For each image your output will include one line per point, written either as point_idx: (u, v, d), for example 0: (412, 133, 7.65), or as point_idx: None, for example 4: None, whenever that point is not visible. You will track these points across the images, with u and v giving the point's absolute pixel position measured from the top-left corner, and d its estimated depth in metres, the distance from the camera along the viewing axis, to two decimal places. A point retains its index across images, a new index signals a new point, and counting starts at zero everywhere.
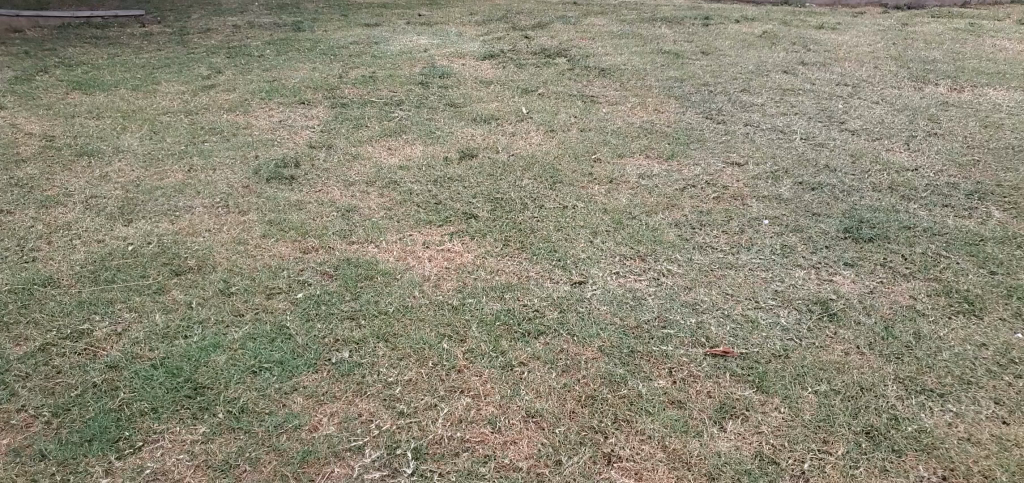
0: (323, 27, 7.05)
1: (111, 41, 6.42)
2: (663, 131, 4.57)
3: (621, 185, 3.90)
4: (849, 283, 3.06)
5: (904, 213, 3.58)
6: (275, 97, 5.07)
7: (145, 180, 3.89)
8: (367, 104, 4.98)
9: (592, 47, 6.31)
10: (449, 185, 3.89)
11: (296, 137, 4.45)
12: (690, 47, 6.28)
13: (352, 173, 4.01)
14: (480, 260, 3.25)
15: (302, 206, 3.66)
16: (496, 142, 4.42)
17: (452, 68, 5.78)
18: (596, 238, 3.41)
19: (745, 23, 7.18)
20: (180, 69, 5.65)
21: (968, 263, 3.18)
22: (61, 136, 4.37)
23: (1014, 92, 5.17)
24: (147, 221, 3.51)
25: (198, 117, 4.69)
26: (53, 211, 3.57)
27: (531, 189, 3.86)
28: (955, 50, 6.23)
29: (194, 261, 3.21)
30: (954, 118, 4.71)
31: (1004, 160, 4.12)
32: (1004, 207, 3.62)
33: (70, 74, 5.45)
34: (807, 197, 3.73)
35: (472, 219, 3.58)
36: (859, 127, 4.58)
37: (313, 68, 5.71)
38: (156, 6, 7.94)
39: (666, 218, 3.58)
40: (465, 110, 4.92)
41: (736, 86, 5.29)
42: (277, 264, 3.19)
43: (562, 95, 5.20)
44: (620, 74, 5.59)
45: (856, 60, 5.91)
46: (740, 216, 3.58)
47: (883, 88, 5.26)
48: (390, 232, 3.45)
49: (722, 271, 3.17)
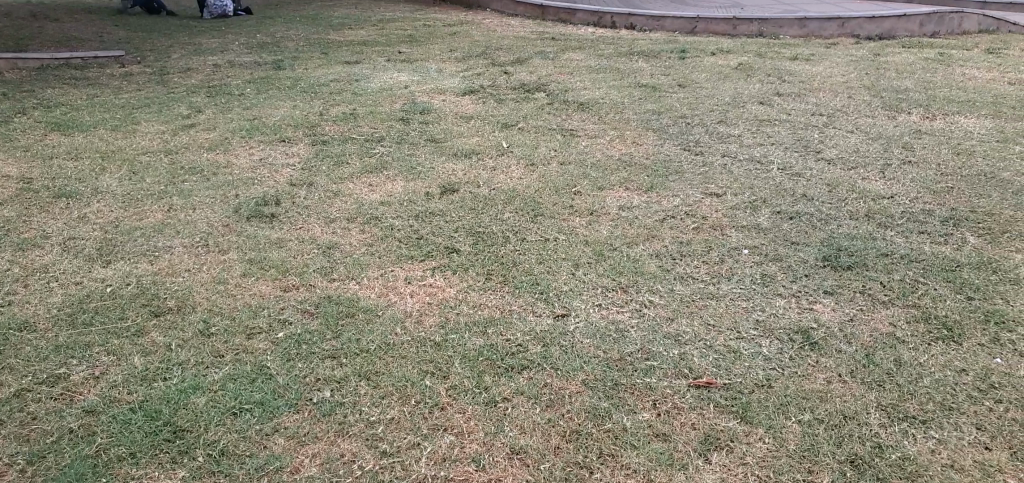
0: (304, 65, 7.11)
1: (91, 81, 6.43)
2: (642, 162, 4.62)
3: (602, 217, 3.93)
4: (829, 312, 3.08)
5: (881, 240, 3.62)
6: (255, 135, 5.08)
7: (124, 221, 3.87)
8: (348, 140, 5.01)
9: (570, 82, 6.41)
10: (431, 221, 3.90)
11: (276, 175, 4.45)
12: (666, 80, 6.38)
13: (333, 209, 4.01)
14: (462, 295, 3.24)
15: (282, 244, 3.64)
16: (477, 176, 4.45)
17: (432, 103, 5.84)
18: (578, 271, 3.41)
19: (720, 55, 7.34)
20: (160, 109, 5.66)
21: (946, 289, 3.22)
22: (39, 178, 4.35)
23: (984, 119, 5.29)
24: (126, 262, 3.47)
25: (178, 157, 4.69)
26: (29, 254, 3.53)
27: (512, 223, 3.87)
28: (926, 79, 6.38)
29: (173, 302, 3.17)
30: (927, 145, 4.80)
31: (977, 186, 4.19)
32: (978, 233, 3.68)
33: (49, 116, 5.44)
34: (785, 226, 3.78)
35: (453, 254, 3.57)
36: (835, 156, 4.66)
37: (293, 105, 5.74)
38: (137, 47, 7.98)
39: (647, 249, 3.60)
40: (446, 145, 4.96)
41: (713, 118, 5.37)
42: (258, 303, 3.17)
43: (542, 128, 5.26)
44: (598, 107, 5.67)
45: (830, 90, 6.04)
46: (721, 246, 3.61)
47: (857, 118, 5.36)
48: (372, 268, 3.44)
49: (704, 302, 3.18)
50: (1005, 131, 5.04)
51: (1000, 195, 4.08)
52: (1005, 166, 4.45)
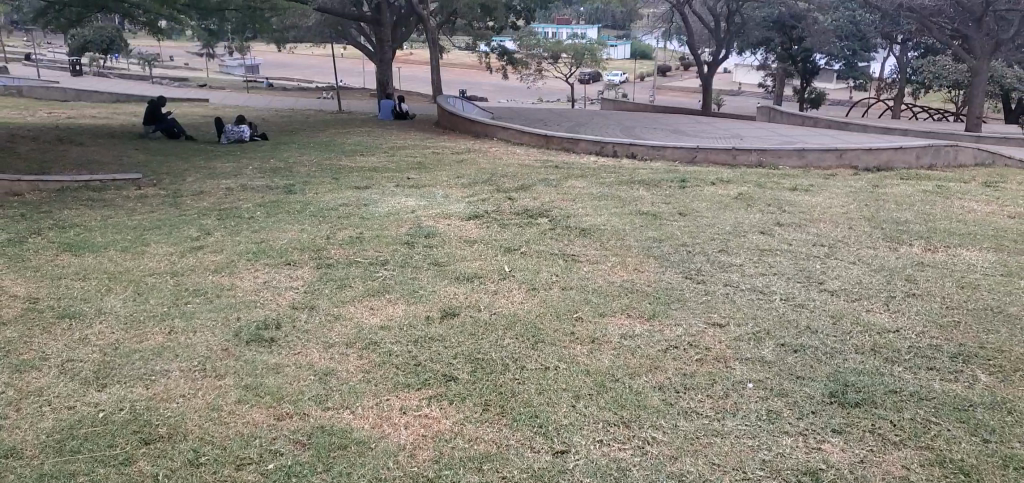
0: (314, 189, 7.34)
1: (106, 202, 6.65)
2: (644, 290, 4.63)
3: (603, 345, 3.89)
4: (839, 452, 2.97)
5: (889, 376, 3.55)
6: (261, 258, 5.16)
7: (124, 343, 3.86)
8: (353, 264, 5.08)
9: (573, 208, 6.56)
10: (431, 347, 3.87)
11: (279, 298, 4.48)
12: (667, 208, 6.53)
13: (333, 334, 4.00)
14: (459, 427, 3.16)
15: (279, 370, 3.61)
16: (479, 301, 4.46)
17: (437, 228, 5.96)
18: (578, 403, 3.34)
19: (720, 185, 7.54)
20: (170, 230, 5.80)
21: (959, 429, 3.11)
22: (44, 298, 4.39)
23: (986, 252, 5.33)
24: (122, 386, 3.43)
25: (184, 278, 4.75)
26: (24, 376, 3.50)
27: (513, 350, 3.83)
28: (925, 211, 6.50)
29: (164, 429, 3.10)
30: (930, 278, 4.81)
31: (984, 321, 4.16)
32: (989, 370, 3.60)
33: (62, 236, 5.58)
34: (790, 359, 3.72)
35: (452, 382, 3.52)
36: (838, 287, 4.66)
37: (301, 228, 5.87)
38: (154, 169, 8.31)
39: (650, 380, 3.53)
40: (449, 269, 5.01)
41: (714, 247, 5.44)
42: (250, 432, 3.09)
43: (545, 254, 5.33)
44: (600, 234, 5.77)
45: (829, 221, 6.14)
46: (724, 379, 3.54)
47: (859, 249, 5.41)
48: (368, 396, 3.38)
49: (709, 438, 3.07)
50: (1008, 264, 5.06)
51: (1008, 330, 4.03)
52: (1011, 300, 4.43)
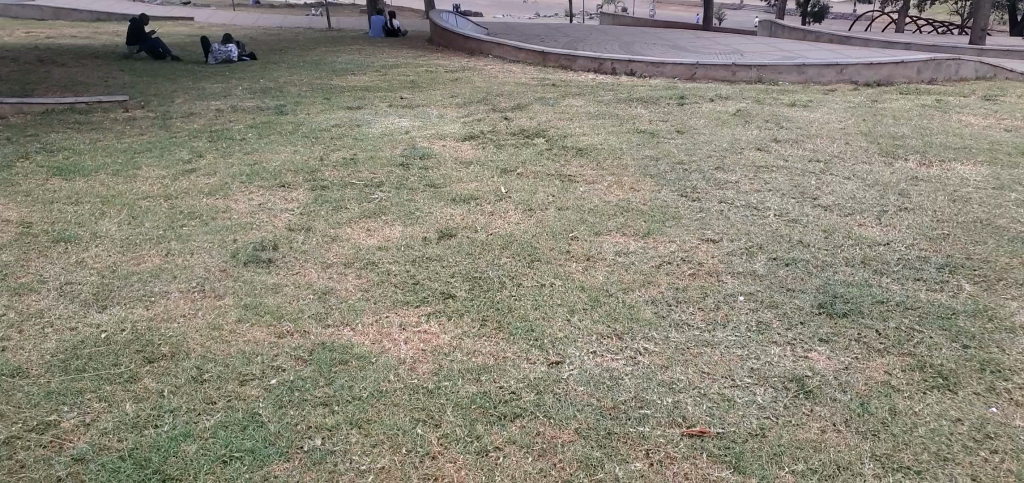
0: (305, 110, 7.23)
1: (94, 126, 6.56)
2: (639, 208, 4.66)
3: (598, 262, 3.95)
4: (824, 360, 3.07)
5: (876, 287, 3.62)
6: (255, 180, 5.14)
7: (121, 266, 3.90)
8: (348, 186, 5.07)
9: (568, 127, 6.50)
10: (427, 266, 3.92)
11: (275, 220, 4.50)
12: (664, 126, 6.47)
13: (331, 254, 4.04)
14: (456, 341, 3.24)
15: (278, 290, 3.66)
16: (475, 221, 4.49)
17: (432, 149, 5.92)
18: (573, 317, 3.41)
19: (718, 102, 7.44)
20: (162, 153, 5.75)
21: (941, 337, 3.19)
22: (38, 223, 4.40)
23: (981, 166, 5.33)
24: (123, 307, 3.49)
25: (178, 202, 4.75)
26: (25, 299, 3.55)
27: (508, 268, 3.89)
28: (923, 125, 6.45)
29: (167, 347, 3.18)
30: (923, 192, 4.83)
31: (974, 233, 4.20)
32: (974, 280, 3.67)
33: (52, 161, 5.53)
34: (781, 273, 3.78)
35: (449, 299, 3.58)
36: (831, 203, 4.68)
37: (294, 151, 5.83)
38: (141, 92, 8.14)
39: (643, 295, 3.60)
40: (444, 189, 5.01)
41: (710, 164, 5.42)
42: (252, 349, 3.16)
43: (540, 174, 5.32)
44: (596, 153, 5.74)
45: (827, 137, 6.10)
46: (716, 292, 3.61)
47: (855, 164, 5.41)
48: (367, 314, 3.45)
49: (699, 349, 3.16)
50: (1002, 178, 5.07)
51: (996, 241, 4.09)
52: (1002, 213, 4.46)
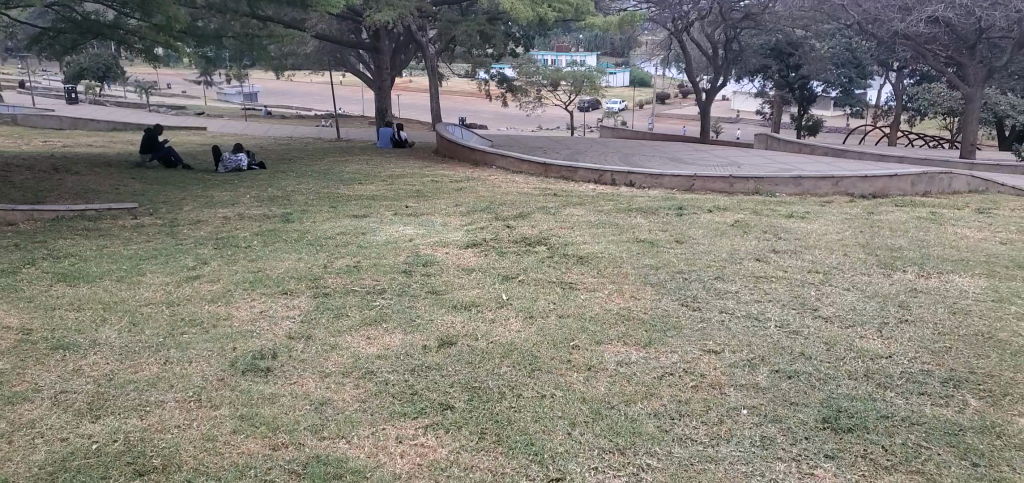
0: (312, 217, 7.41)
1: (104, 232, 6.70)
2: (639, 317, 4.67)
3: (599, 373, 3.92)
4: (831, 478, 2.98)
5: (881, 401, 3.57)
6: (258, 287, 5.19)
7: (119, 374, 3.88)
8: (350, 293, 5.10)
9: (571, 236, 6.62)
10: (426, 375, 3.89)
11: (276, 328, 4.51)
12: (664, 236, 6.58)
13: (330, 363, 4.03)
14: (453, 456, 3.17)
15: (275, 400, 3.62)
16: (475, 330, 4.48)
17: (435, 256, 6.00)
18: (573, 430, 3.35)
19: (717, 212, 7.61)
20: (168, 260, 5.84)
21: (949, 454, 3.12)
22: (39, 329, 4.42)
23: (979, 278, 5.37)
24: (116, 417, 3.45)
25: (181, 308, 4.78)
26: (17, 408, 3.51)
27: (508, 378, 3.86)
28: (920, 237, 6.55)
29: (158, 460, 3.11)
30: (923, 304, 4.85)
31: (976, 346, 4.18)
32: (980, 394, 3.63)
33: (59, 267, 5.61)
34: (784, 386, 3.75)
35: (448, 410, 3.53)
36: (832, 314, 4.69)
37: (299, 258, 5.91)
38: (152, 199, 8.36)
39: (645, 408, 3.55)
40: (446, 297, 5.05)
41: (710, 274, 5.48)
42: (245, 462, 3.09)
43: (542, 282, 5.37)
44: (597, 262, 5.81)
45: (825, 248, 6.18)
46: (718, 406, 3.56)
47: (854, 275, 5.46)
48: (364, 425, 3.39)
49: (702, 465, 3.08)
50: (1000, 290, 5.10)
51: (999, 355, 4.06)
52: (1002, 326, 4.46)
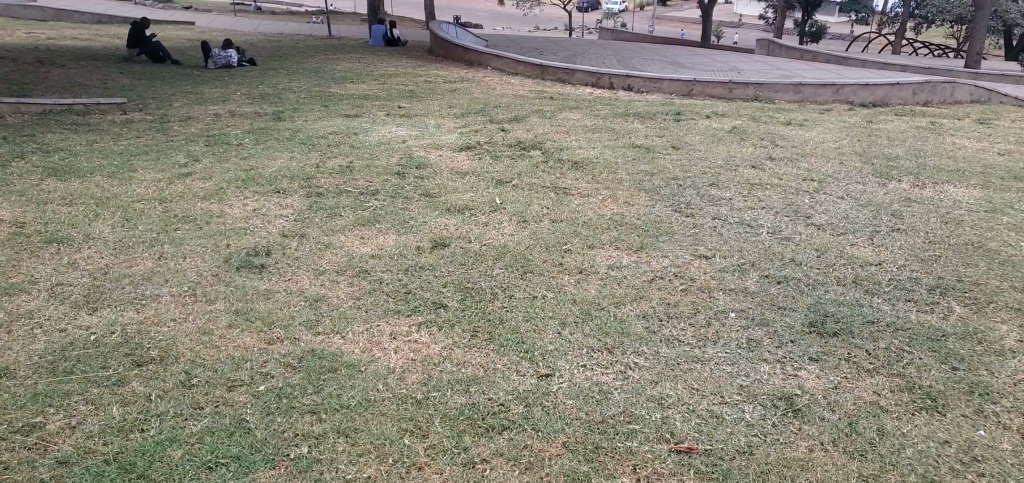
0: (303, 117, 7.25)
1: (91, 128, 6.55)
2: (633, 222, 4.67)
3: (591, 275, 3.95)
4: (813, 379, 3.07)
5: (867, 307, 3.63)
6: (250, 186, 5.14)
7: (113, 268, 3.89)
8: (342, 194, 5.06)
9: (566, 140, 6.52)
10: (420, 275, 3.92)
11: (269, 226, 4.50)
12: (660, 142, 6.49)
13: (324, 262, 4.04)
14: (446, 352, 3.23)
15: (270, 296, 3.65)
16: (469, 232, 4.49)
17: (428, 158, 5.93)
18: (564, 330, 3.41)
19: (715, 119, 7.49)
20: (158, 157, 5.74)
21: (931, 359, 3.20)
22: (31, 223, 4.39)
23: (974, 189, 5.36)
24: (113, 310, 3.48)
25: (173, 205, 4.74)
26: (14, 299, 3.53)
27: (501, 279, 3.89)
28: (918, 147, 6.48)
29: (156, 351, 3.16)
30: (916, 213, 4.86)
31: (965, 255, 4.22)
32: (965, 302, 3.69)
33: (47, 161, 5.52)
34: (773, 291, 3.79)
35: (441, 309, 3.58)
36: (824, 222, 4.71)
37: (290, 157, 5.83)
38: (138, 94, 8.14)
39: (635, 309, 3.60)
40: (439, 199, 5.02)
41: (705, 181, 5.45)
42: (241, 355, 3.15)
43: (536, 186, 5.33)
44: (592, 167, 5.76)
45: (822, 156, 6.13)
46: (707, 309, 3.62)
47: (849, 184, 5.43)
48: (358, 322, 3.44)
49: (689, 365, 3.16)
50: (994, 201, 5.10)
51: (987, 264, 4.11)
52: (993, 236, 4.49)
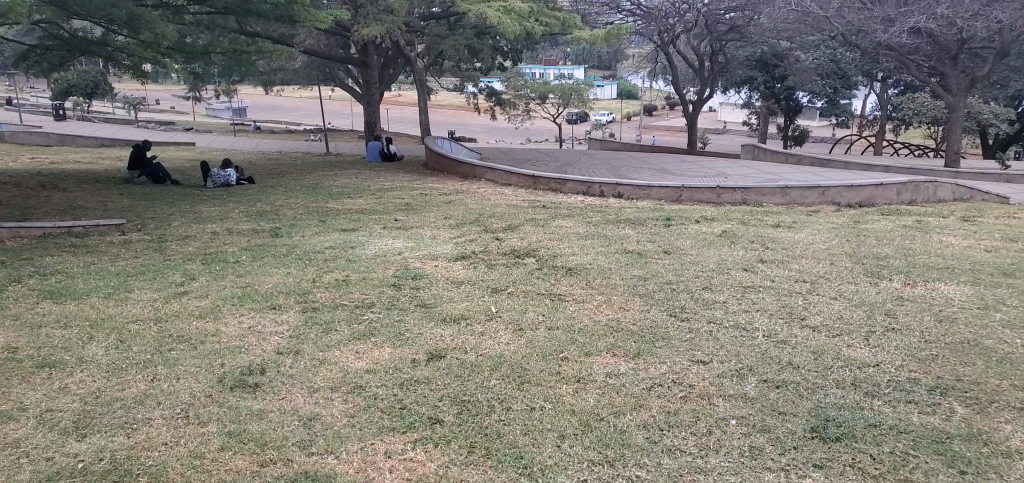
0: (301, 232, 7.39)
1: (91, 249, 6.66)
2: (629, 328, 4.68)
3: (588, 384, 3.92)
4: None
5: (869, 410, 3.58)
6: (247, 303, 5.17)
7: (105, 391, 3.85)
8: (339, 307, 5.09)
9: (559, 248, 6.64)
10: (416, 389, 3.88)
11: (264, 343, 4.49)
12: (652, 247, 6.60)
13: (319, 378, 4.01)
14: (442, 470, 3.15)
15: (263, 416, 3.60)
16: (465, 343, 4.48)
17: (424, 269, 6.00)
18: (563, 442, 3.34)
19: (704, 223, 7.64)
20: (155, 276, 5.81)
21: (937, 462, 3.14)
22: (25, 347, 4.38)
23: (964, 286, 5.43)
24: (102, 436, 3.41)
25: (168, 325, 4.75)
26: (1, 427, 3.47)
27: (498, 391, 3.85)
28: (905, 246, 6.60)
29: (145, 478, 3.08)
30: (909, 312, 4.89)
31: (962, 353, 4.22)
32: (967, 402, 3.65)
33: (45, 284, 5.57)
34: (772, 395, 3.76)
35: (437, 425, 3.52)
36: (819, 323, 4.73)
37: (287, 273, 5.89)
38: (138, 215, 8.32)
39: (634, 419, 3.55)
40: (435, 310, 5.05)
41: (698, 284, 5.51)
42: (232, 480, 3.07)
43: (531, 294, 5.38)
44: (586, 273, 5.83)
45: (812, 257, 6.23)
46: (707, 417, 3.56)
47: (841, 284, 5.50)
48: (353, 441, 3.38)
49: (692, 476, 3.08)
50: (986, 298, 5.15)
51: (984, 362, 4.10)
52: (988, 333, 4.50)
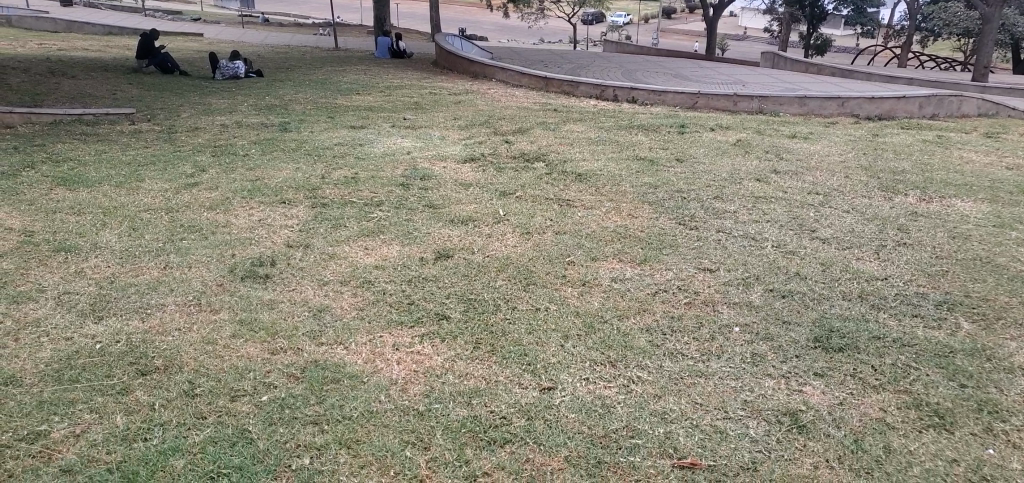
0: (309, 128, 7.30)
1: (100, 138, 6.61)
2: (637, 235, 4.66)
3: (593, 288, 3.95)
4: (818, 394, 3.04)
5: (873, 323, 3.60)
6: (256, 196, 5.16)
7: (120, 277, 3.91)
8: (347, 204, 5.08)
9: (569, 153, 6.54)
10: (423, 286, 3.92)
11: (275, 236, 4.52)
12: (664, 154, 6.49)
13: (328, 272, 4.05)
14: (449, 363, 3.22)
15: (273, 306, 3.66)
16: (472, 243, 4.49)
17: (432, 170, 5.94)
18: (567, 343, 3.40)
19: (718, 131, 7.48)
20: (166, 167, 5.78)
21: (938, 375, 3.17)
22: (40, 231, 4.42)
23: (981, 204, 5.33)
24: (118, 319, 3.49)
25: (178, 215, 4.76)
26: (21, 307, 3.55)
27: (504, 292, 3.88)
28: (924, 161, 6.45)
29: (160, 361, 3.17)
30: (923, 228, 4.83)
31: (973, 270, 4.19)
32: (973, 318, 3.66)
33: (57, 170, 5.57)
34: (777, 304, 3.78)
35: (443, 321, 3.57)
36: (830, 235, 4.68)
37: (296, 168, 5.85)
38: (145, 105, 8.21)
39: (637, 322, 3.59)
40: (443, 211, 5.03)
41: (709, 193, 5.44)
42: (245, 365, 3.15)
43: (539, 198, 5.33)
44: (596, 179, 5.77)
45: (827, 170, 6.11)
46: (711, 323, 3.59)
47: (854, 197, 5.42)
48: (361, 333, 3.44)
49: (693, 379, 3.14)
50: (1002, 216, 5.07)
51: (996, 279, 4.08)
52: (1001, 251, 4.46)
